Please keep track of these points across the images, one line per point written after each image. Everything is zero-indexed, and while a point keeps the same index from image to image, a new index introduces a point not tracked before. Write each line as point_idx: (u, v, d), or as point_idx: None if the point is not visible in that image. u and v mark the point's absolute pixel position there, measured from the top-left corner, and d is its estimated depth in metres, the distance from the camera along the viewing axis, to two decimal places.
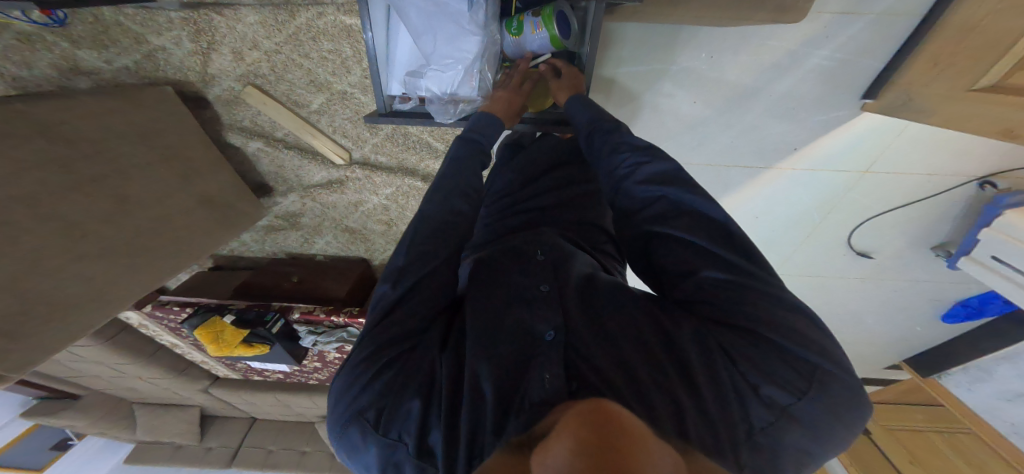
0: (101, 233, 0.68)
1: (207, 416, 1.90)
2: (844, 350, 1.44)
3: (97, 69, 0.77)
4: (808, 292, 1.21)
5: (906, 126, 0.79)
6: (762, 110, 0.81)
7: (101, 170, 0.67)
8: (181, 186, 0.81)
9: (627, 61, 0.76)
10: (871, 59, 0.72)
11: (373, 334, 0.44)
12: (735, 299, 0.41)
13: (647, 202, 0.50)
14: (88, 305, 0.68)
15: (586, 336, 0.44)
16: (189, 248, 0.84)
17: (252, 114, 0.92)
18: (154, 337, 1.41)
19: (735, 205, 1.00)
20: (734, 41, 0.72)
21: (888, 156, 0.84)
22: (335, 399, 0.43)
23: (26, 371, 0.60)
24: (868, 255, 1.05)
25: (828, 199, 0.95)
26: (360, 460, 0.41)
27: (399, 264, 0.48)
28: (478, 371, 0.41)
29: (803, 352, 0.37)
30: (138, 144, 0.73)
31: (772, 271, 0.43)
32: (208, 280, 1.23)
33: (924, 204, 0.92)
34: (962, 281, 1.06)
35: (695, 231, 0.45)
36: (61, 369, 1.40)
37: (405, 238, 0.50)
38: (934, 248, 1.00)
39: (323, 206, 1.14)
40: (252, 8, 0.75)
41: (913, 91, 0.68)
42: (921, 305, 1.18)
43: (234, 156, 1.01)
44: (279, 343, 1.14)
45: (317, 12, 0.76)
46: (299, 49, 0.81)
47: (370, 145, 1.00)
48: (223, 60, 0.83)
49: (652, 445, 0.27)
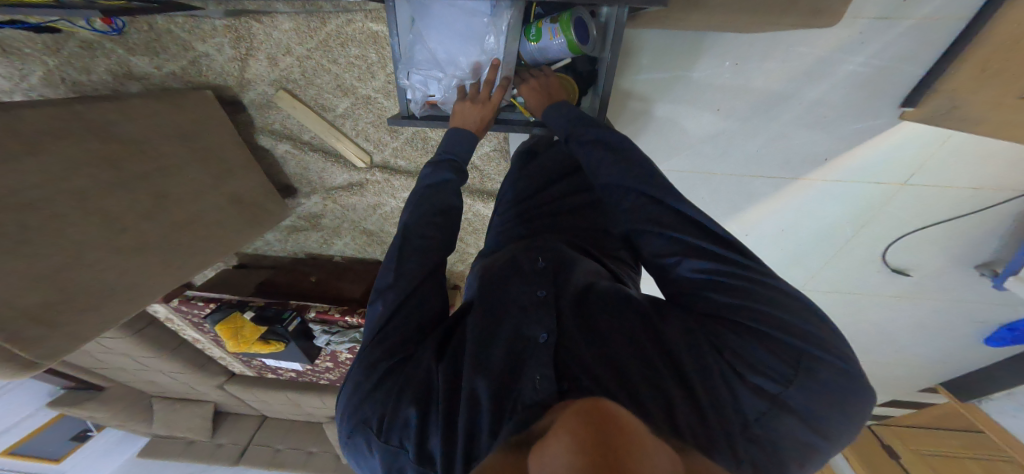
0: (139, 228, 0.70)
1: (221, 412, 1.94)
2: (872, 371, 1.37)
3: (148, 75, 0.83)
4: (835, 308, 1.16)
5: (948, 137, 0.76)
6: (790, 118, 0.79)
7: (145, 168, 0.70)
8: (213, 185, 0.84)
9: (652, 67, 0.76)
10: (913, 65, 0.69)
11: (372, 347, 0.45)
12: (728, 296, 0.40)
13: (637, 209, 0.48)
14: (120, 297, 0.70)
15: (579, 334, 0.43)
16: (213, 245, 0.86)
17: (281, 117, 0.96)
18: (177, 331, 1.46)
19: (760, 217, 0.98)
20: (760, 47, 0.71)
21: (930, 168, 0.81)
22: (343, 409, 0.45)
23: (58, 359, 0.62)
24: (906, 273, 1.01)
25: (864, 212, 0.92)
26: (369, 463, 0.43)
27: (387, 278, 0.48)
28: (471, 369, 0.41)
29: (792, 342, 0.36)
30: (177, 143, 0.76)
31: (760, 263, 0.41)
32: (232, 276, 1.27)
33: (968, 220, 0.88)
34: (1007, 302, 1.01)
35: (678, 228, 0.45)
36: (90, 360, 1.46)
37: (392, 249, 0.50)
38: (979, 267, 0.95)
39: (343, 208, 1.16)
40: (288, 15, 0.78)
41: (958, 97, 0.66)
42: (958, 326, 1.12)
43: (263, 157, 1.04)
44: (294, 342, 1.16)
45: (347, 20, 0.78)
46: (329, 55, 0.84)
47: (390, 148, 1.01)
48: (259, 67, 0.86)
49: (651, 445, 0.26)
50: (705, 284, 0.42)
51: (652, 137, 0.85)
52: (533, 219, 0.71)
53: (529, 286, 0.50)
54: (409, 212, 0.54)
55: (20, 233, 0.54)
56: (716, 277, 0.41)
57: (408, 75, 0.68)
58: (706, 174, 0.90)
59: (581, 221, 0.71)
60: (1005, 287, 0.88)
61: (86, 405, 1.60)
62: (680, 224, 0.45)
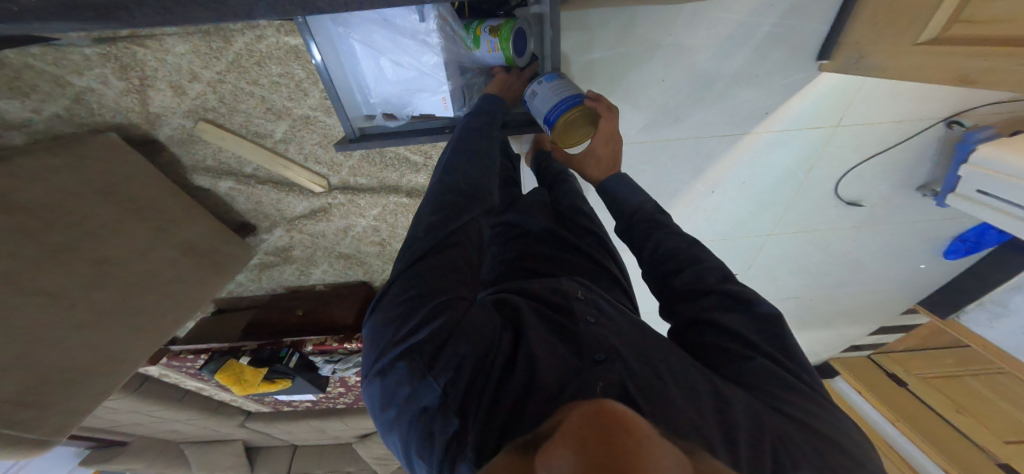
0: (91, 298, 0.69)
1: (253, 448, 1.98)
2: (859, 302, 1.42)
3: (28, 122, 0.75)
4: (809, 248, 1.19)
5: (864, 81, 0.79)
6: (729, 81, 0.80)
7: (71, 234, 0.67)
8: (159, 238, 0.82)
9: (585, 49, 0.75)
10: (813, 23, 0.72)
11: (436, 275, 0.45)
12: (784, 387, 0.43)
13: (695, 295, 0.53)
14: (104, 369, 0.70)
15: (637, 349, 0.44)
16: (185, 300, 0.85)
17: (212, 150, 0.90)
18: (179, 383, 1.44)
19: (720, 176, 0.99)
20: (688, 17, 0.72)
21: (858, 105, 0.83)
22: (387, 325, 0.42)
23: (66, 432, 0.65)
24: (859, 204, 1.04)
25: (811, 156, 0.94)
26: (394, 393, 0.40)
27: (453, 201, 0.51)
28: (527, 373, 0.41)
29: (842, 449, 0.39)
30: (100, 201, 0.73)
31: (808, 379, 0.46)
32: (213, 325, 1.27)
33: (903, 148, 0.90)
34: (955, 217, 1.05)
35: (745, 325, 0.48)
36: (102, 421, 1.44)
37: (436, 179, 0.54)
38: (920, 189, 0.97)
39: (311, 236, 1.16)
40: (179, 37, 0.70)
41: (862, 49, 0.68)
42: (918, 245, 1.16)
43: (206, 198, 1.01)
44: (299, 376, 1.16)
45: (256, 36, 0.71)
46: (246, 77, 0.77)
47: (346, 168, 0.99)
48: (164, 97, 0.79)
49: (658, 447, 0.27)
50: (771, 378, 0.43)
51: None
52: (531, 229, 0.70)
53: (580, 318, 0.48)
54: (467, 162, 0.56)
55: None
56: (777, 371, 0.44)
57: (366, 89, 0.74)
58: (665, 142, 0.90)
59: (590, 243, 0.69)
60: (947, 203, 0.89)
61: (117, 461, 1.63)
62: (748, 319, 0.49)
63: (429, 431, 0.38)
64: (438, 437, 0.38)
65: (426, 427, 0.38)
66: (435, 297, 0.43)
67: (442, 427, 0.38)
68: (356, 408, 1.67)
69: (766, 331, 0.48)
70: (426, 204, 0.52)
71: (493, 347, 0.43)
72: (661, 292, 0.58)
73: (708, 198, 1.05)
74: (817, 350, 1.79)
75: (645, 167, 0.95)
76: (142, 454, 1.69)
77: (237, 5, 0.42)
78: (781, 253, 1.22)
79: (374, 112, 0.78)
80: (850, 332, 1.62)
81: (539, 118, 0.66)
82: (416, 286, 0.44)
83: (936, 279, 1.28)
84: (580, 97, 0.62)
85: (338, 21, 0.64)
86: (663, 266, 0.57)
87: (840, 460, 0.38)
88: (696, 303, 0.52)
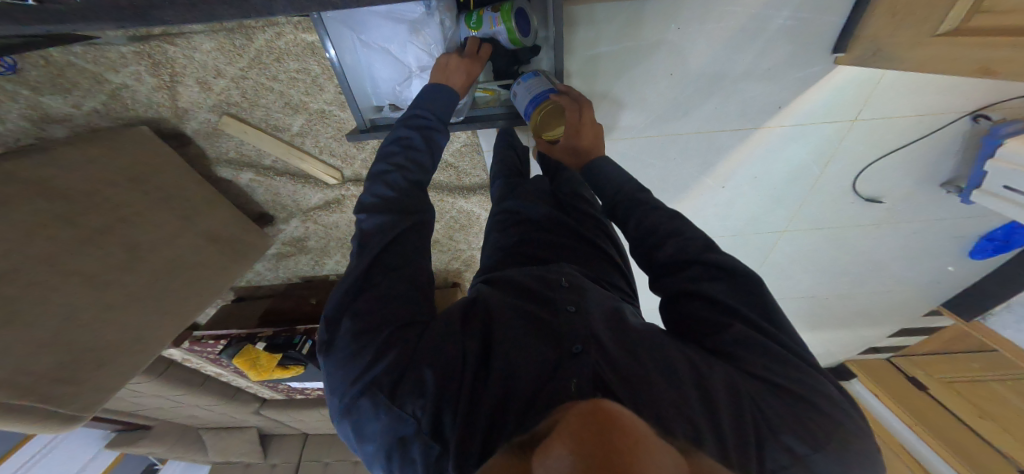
0: (123, 281, 0.72)
1: (266, 436, 2.05)
2: (877, 303, 1.38)
3: (70, 116, 0.78)
4: (824, 246, 1.17)
5: (883, 75, 0.76)
6: (740, 74, 0.78)
7: (107, 221, 0.71)
8: (187, 225, 0.85)
9: (593, 43, 0.74)
10: (829, 15, 0.69)
11: (383, 301, 0.44)
12: (767, 356, 0.41)
13: (676, 268, 0.51)
14: (132, 349, 0.74)
15: (607, 348, 0.43)
16: (207, 285, 0.89)
17: (234, 144, 0.93)
18: (199, 369, 1.50)
19: (731, 171, 0.98)
20: (699, 9, 0.70)
21: (876, 100, 0.80)
22: (340, 366, 0.41)
23: (94, 409, 0.68)
24: (877, 201, 1.01)
25: (826, 151, 0.91)
26: (366, 431, 0.41)
27: (378, 219, 0.48)
28: (499, 382, 0.41)
29: (829, 409, 0.38)
30: (133, 191, 0.76)
31: (797, 341, 0.44)
32: (232, 311, 1.31)
33: (926, 142, 0.87)
34: (981, 215, 1.01)
35: (727, 296, 0.46)
36: (127, 405, 1.51)
37: (371, 194, 0.52)
38: (944, 185, 0.94)
39: (325, 227, 1.19)
40: (206, 35, 0.72)
41: (879, 41, 0.67)
42: (941, 244, 1.12)
43: (229, 189, 1.05)
44: (313, 363, 1.20)
45: (276, 33, 0.73)
46: (266, 72, 0.79)
47: (360, 161, 1.01)
48: (192, 92, 0.81)
49: (653, 446, 0.27)
50: (754, 347, 0.42)
51: (612, 121, 0.86)
52: (534, 215, 0.71)
53: (561, 308, 0.48)
54: (387, 182, 0.53)
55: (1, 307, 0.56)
56: (759, 339, 0.42)
57: (371, 81, 0.76)
58: (674, 136, 0.89)
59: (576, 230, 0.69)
60: (971, 200, 0.87)
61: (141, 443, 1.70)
62: (731, 288, 0.47)
63: (410, 456, 0.40)
64: (420, 460, 0.39)
65: (407, 452, 0.40)
66: (387, 328, 0.43)
67: (422, 451, 0.39)
68: None
69: (750, 299, 0.46)
70: (353, 240, 0.48)
71: (460, 356, 0.43)
72: (644, 269, 0.57)
73: (718, 193, 1.03)
74: (832, 351, 1.75)
75: (654, 161, 0.94)
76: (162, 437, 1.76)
77: (260, 4, 0.44)
78: (795, 250, 1.19)
79: (383, 103, 0.79)
80: (868, 333, 1.58)
81: (522, 113, 0.71)
82: (360, 320, 0.42)
83: (960, 279, 1.24)
84: (551, 90, 0.66)
85: (345, 14, 0.65)
86: (643, 240, 0.56)
87: (826, 425, 0.37)
88: (677, 278, 0.50)
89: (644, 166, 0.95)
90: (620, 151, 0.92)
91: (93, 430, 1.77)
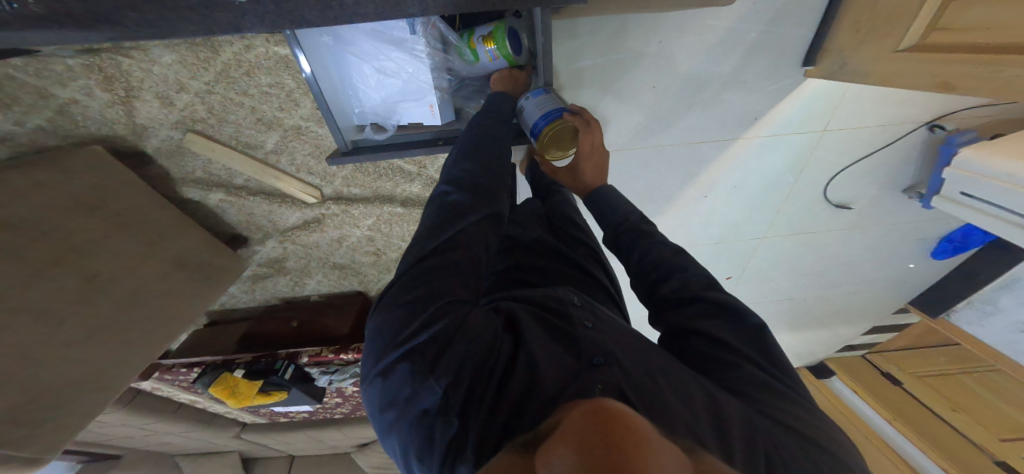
0: (78, 314, 0.68)
1: (248, 460, 1.96)
2: (852, 303, 1.43)
3: (11, 134, 0.73)
4: (800, 250, 1.20)
5: (848, 87, 0.81)
6: (718, 88, 0.80)
7: (59, 251, 0.67)
8: (150, 252, 0.81)
9: (574, 57, 0.75)
10: (798, 29, 0.73)
11: (436, 271, 0.44)
12: (771, 394, 0.44)
13: (682, 303, 0.54)
14: (91, 387, 0.68)
15: (632, 352, 0.44)
16: (173, 313, 0.84)
17: (202, 163, 0.90)
18: (173, 396, 1.42)
19: (710, 181, 1.00)
20: (678, 25, 0.73)
21: (843, 111, 0.85)
22: (385, 328, 0.42)
23: (55, 452, 0.62)
24: (847, 206, 1.05)
25: (799, 160, 0.95)
26: (393, 397, 0.39)
27: (455, 196, 0.51)
28: (530, 373, 0.41)
29: (828, 445, 0.40)
30: (89, 215, 0.72)
31: (795, 384, 0.47)
32: (207, 336, 1.25)
33: (888, 151, 0.91)
34: (940, 218, 1.06)
35: (732, 334, 0.49)
36: (93, 436, 1.42)
37: (448, 162, 0.57)
38: (906, 191, 0.99)
39: (305, 247, 1.16)
40: (166, 48, 0.69)
41: (846, 54, 0.70)
42: (906, 246, 1.17)
43: (200, 210, 1.01)
44: (295, 387, 1.17)
45: (245, 45, 0.70)
46: (235, 87, 0.77)
47: (339, 179, 0.99)
48: (151, 108, 0.78)
49: (657, 445, 0.26)
50: (756, 383, 0.44)
51: None
52: (527, 241, 0.70)
53: (581, 322, 0.48)
54: (471, 161, 0.56)
55: None
56: (764, 377, 0.45)
57: (353, 99, 0.75)
58: (657, 148, 0.91)
59: (567, 253, 0.68)
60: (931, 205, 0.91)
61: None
62: (733, 326, 0.50)
63: (429, 434, 0.38)
64: (439, 442, 0.37)
65: (427, 430, 0.38)
66: (436, 299, 0.42)
67: (442, 430, 0.38)
68: (352, 418, 1.66)
69: (751, 337, 0.50)
70: (429, 209, 0.52)
71: (492, 352, 0.43)
72: (649, 305, 0.59)
73: (701, 203, 1.06)
74: (813, 350, 1.80)
75: (639, 172, 0.96)
76: (135, 466, 1.67)
77: (226, 20, 0.43)
78: (774, 255, 1.22)
79: (365, 122, 0.79)
80: (845, 332, 1.63)
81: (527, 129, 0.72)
82: (418, 285, 0.43)
83: (925, 277, 1.30)
84: (563, 111, 0.69)
85: (326, 32, 0.65)
86: (648, 275, 0.59)
87: (828, 461, 0.38)
88: (681, 309, 0.53)
89: (627, 178, 0.96)
90: None
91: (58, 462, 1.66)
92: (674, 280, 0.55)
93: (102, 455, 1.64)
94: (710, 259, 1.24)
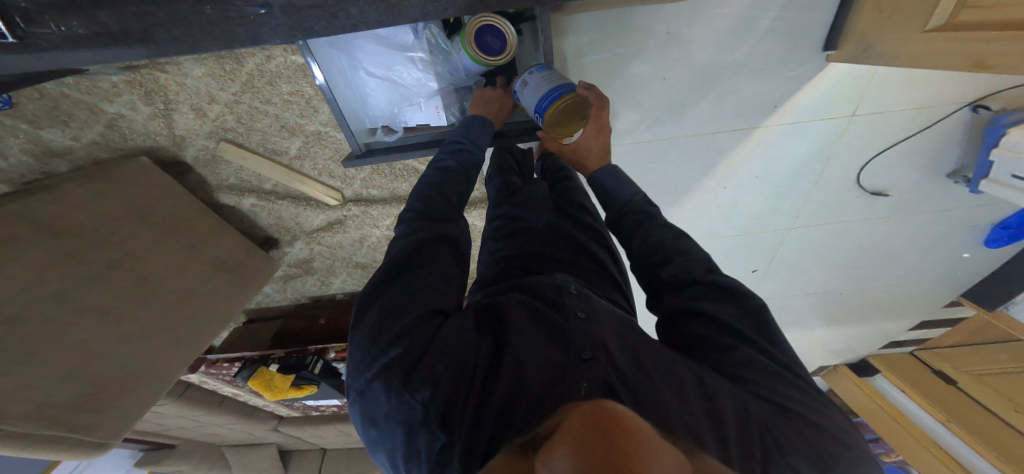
0: (134, 313, 0.74)
1: (285, 452, 2.07)
2: (893, 296, 1.35)
3: (69, 149, 0.79)
4: (834, 241, 1.14)
5: (877, 69, 0.76)
6: (733, 75, 0.77)
7: (114, 255, 0.73)
8: (191, 255, 0.87)
9: (577, 54, 0.75)
10: (819, 13, 0.69)
11: (404, 289, 0.46)
12: (773, 378, 0.43)
13: (682, 286, 0.53)
14: (148, 378, 0.74)
15: (618, 347, 0.43)
16: (213, 313, 0.89)
17: (234, 170, 0.95)
18: (217, 390, 1.52)
19: (730, 172, 0.96)
20: (687, 13, 0.70)
21: (873, 95, 0.80)
22: (361, 346, 0.43)
23: (119, 438, 0.69)
24: (884, 194, 0.99)
25: (825, 146, 0.90)
26: (376, 415, 0.41)
27: (410, 223, 0.55)
28: (510, 375, 0.41)
29: (829, 428, 0.39)
30: (137, 223, 0.78)
31: (798, 365, 0.46)
32: (245, 335, 1.33)
33: (926, 135, 0.85)
34: (993, 203, 0.98)
35: (730, 317, 0.49)
36: (149, 427, 1.53)
37: (417, 189, 0.61)
38: (950, 176, 0.92)
39: (329, 248, 1.21)
40: (196, 61, 0.73)
41: (869, 38, 0.65)
42: (953, 234, 1.09)
43: (233, 214, 1.07)
44: (324, 382, 1.20)
45: (266, 56, 0.73)
46: (260, 96, 0.80)
47: (358, 181, 1.02)
48: (187, 120, 0.83)
49: (656, 446, 0.26)
50: (757, 367, 0.43)
51: None
52: (534, 224, 0.69)
53: (568, 314, 0.48)
54: (418, 198, 0.59)
55: (27, 344, 0.58)
56: (764, 361, 0.44)
57: (359, 103, 0.77)
58: (671, 140, 0.89)
59: (568, 241, 0.68)
60: (980, 190, 0.84)
61: (166, 463, 1.73)
62: (730, 307, 0.50)
63: (415, 448, 0.38)
64: (424, 454, 0.38)
65: (412, 445, 0.38)
66: (403, 316, 0.44)
67: (427, 443, 0.38)
68: None
69: (750, 316, 0.49)
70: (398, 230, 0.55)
71: (472, 356, 0.44)
72: (648, 291, 0.59)
73: (720, 194, 1.02)
74: (853, 347, 1.70)
75: (653, 165, 0.94)
76: (187, 456, 1.78)
77: (247, 32, 0.45)
78: (806, 246, 1.17)
79: (376, 125, 0.81)
80: (888, 327, 1.54)
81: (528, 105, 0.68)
82: (393, 299, 0.46)
83: (976, 267, 1.20)
84: (570, 85, 0.64)
85: (332, 39, 0.66)
86: (650, 258, 0.58)
87: (828, 445, 0.37)
88: (682, 293, 0.52)
89: (643, 171, 0.94)
90: (616, 158, 0.92)
91: (120, 450, 1.81)
92: (674, 266, 0.55)
93: (158, 444, 1.77)
94: (734, 252, 1.20)
